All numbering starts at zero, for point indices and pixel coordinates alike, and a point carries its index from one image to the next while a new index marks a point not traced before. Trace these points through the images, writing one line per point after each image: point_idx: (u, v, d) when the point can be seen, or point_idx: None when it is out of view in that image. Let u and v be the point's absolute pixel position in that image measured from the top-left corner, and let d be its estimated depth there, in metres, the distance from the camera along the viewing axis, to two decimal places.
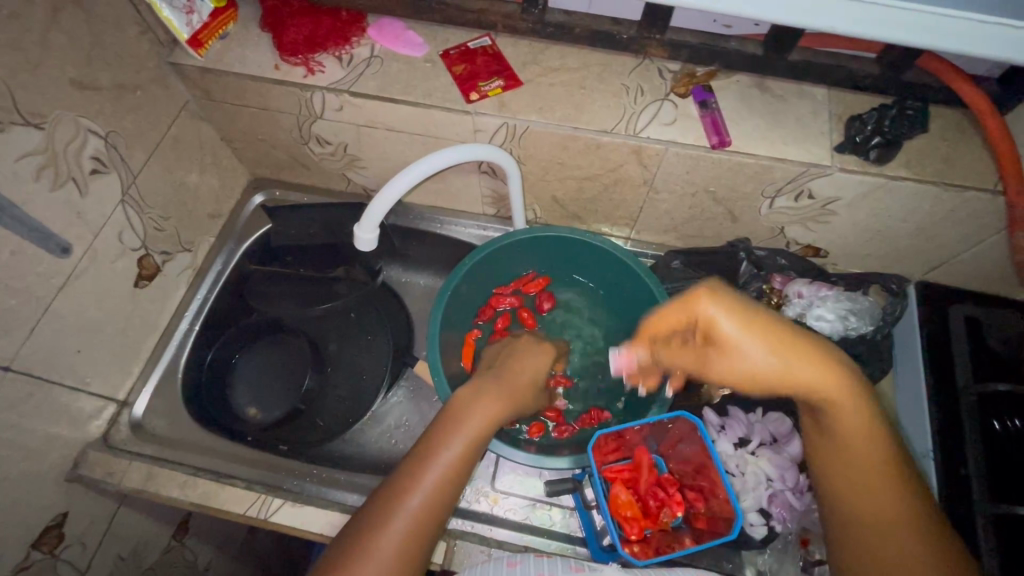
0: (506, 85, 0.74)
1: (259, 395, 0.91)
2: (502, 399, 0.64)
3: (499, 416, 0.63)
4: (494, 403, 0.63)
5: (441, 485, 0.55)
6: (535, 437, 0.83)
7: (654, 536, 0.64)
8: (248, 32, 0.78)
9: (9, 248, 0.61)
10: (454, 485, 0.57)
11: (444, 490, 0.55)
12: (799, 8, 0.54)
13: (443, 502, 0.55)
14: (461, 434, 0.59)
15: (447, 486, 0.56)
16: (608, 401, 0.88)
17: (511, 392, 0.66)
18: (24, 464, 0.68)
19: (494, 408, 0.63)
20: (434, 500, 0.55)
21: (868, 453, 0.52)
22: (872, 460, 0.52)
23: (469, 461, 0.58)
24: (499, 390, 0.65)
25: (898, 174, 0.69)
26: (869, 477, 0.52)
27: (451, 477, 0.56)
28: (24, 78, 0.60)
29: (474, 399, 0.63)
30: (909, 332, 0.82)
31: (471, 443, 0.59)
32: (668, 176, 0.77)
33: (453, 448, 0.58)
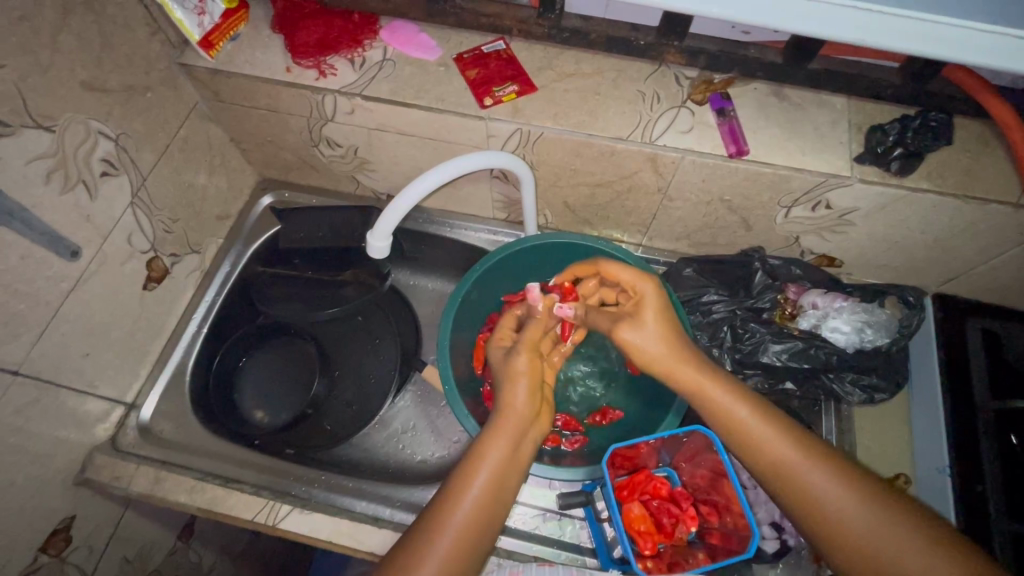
0: (520, 91, 0.73)
1: (267, 398, 0.91)
2: (506, 437, 0.59)
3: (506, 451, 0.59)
4: (506, 439, 0.59)
5: (460, 545, 0.52)
6: (550, 447, 0.81)
7: (666, 552, 0.65)
8: (259, 33, 0.77)
9: (18, 253, 0.61)
10: (479, 537, 0.54)
11: (469, 547, 0.53)
12: (825, 17, 0.52)
13: (469, 555, 0.53)
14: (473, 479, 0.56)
15: (468, 545, 0.53)
16: (621, 404, 0.87)
17: (518, 420, 0.61)
18: (31, 468, 0.67)
19: (503, 450, 0.58)
20: (458, 561, 0.52)
21: (788, 456, 0.54)
22: (798, 465, 0.54)
23: (488, 509, 0.55)
24: (499, 426, 0.60)
25: (919, 186, 0.67)
26: (807, 486, 0.53)
27: (473, 530, 0.53)
28: (34, 80, 0.59)
29: (478, 451, 0.58)
30: (926, 346, 0.81)
31: (484, 497, 0.55)
32: (683, 185, 0.76)
33: (462, 508, 0.54)
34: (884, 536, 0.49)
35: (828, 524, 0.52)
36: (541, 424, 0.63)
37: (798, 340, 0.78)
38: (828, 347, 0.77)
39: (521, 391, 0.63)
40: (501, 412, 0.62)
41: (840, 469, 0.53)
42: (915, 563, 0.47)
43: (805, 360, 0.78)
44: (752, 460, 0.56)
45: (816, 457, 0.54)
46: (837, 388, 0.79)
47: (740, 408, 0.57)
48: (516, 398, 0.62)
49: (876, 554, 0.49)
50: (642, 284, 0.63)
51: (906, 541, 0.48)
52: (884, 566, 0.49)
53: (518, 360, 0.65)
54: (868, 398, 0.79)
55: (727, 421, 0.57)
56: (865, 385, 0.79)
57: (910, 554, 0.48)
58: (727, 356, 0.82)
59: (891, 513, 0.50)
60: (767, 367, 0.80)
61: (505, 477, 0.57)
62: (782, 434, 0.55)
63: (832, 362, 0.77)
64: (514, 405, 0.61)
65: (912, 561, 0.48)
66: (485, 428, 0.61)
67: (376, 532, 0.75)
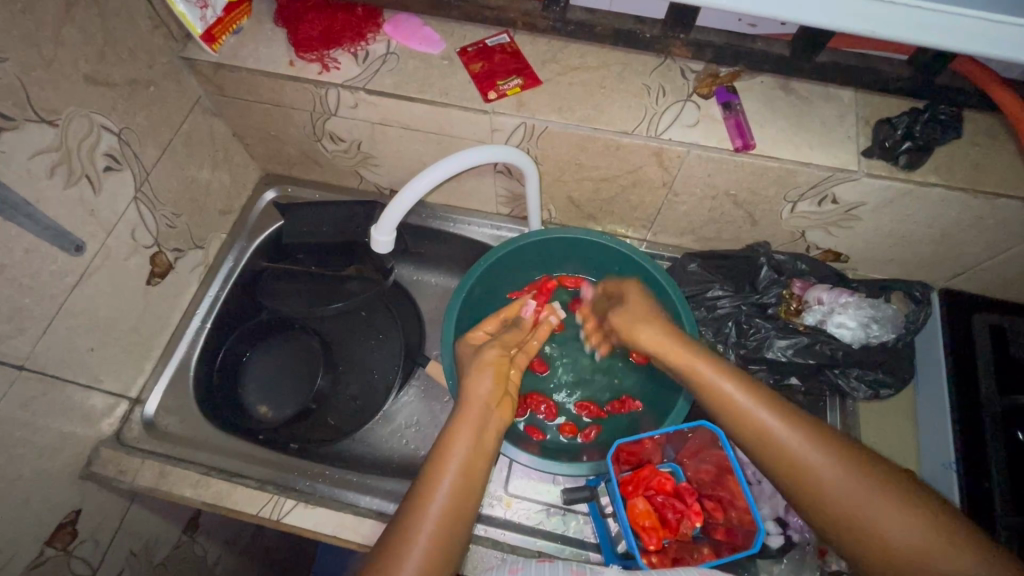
0: (525, 84, 0.72)
1: (272, 394, 0.90)
2: (469, 425, 0.61)
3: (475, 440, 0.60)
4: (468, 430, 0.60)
5: (439, 535, 0.53)
6: (568, 437, 0.84)
7: (671, 547, 0.64)
8: (261, 26, 0.77)
9: (22, 247, 0.61)
10: (457, 523, 0.54)
11: (446, 536, 0.53)
12: (832, 9, 0.52)
13: (448, 538, 0.53)
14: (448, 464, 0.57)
15: (446, 535, 0.53)
16: (636, 395, 0.86)
17: (480, 411, 0.63)
18: (37, 462, 0.68)
19: (468, 438, 0.60)
20: (439, 550, 0.52)
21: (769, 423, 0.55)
22: (777, 430, 0.55)
23: (463, 497, 0.56)
24: (466, 415, 0.62)
25: (927, 180, 0.67)
26: (786, 452, 0.54)
27: (453, 518, 0.54)
28: (37, 74, 0.59)
29: (443, 446, 0.59)
30: (931, 342, 0.80)
31: (457, 485, 0.56)
32: (688, 179, 0.75)
33: (437, 498, 0.55)
34: (864, 500, 0.50)
35: (810, 491, 0.53)
36: (505, 414, 0.65)
37: (803, 336, 0.78)
38: (834, 343, 0.77)
39: (486, 380, 0.66)
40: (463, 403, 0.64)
41: (824, 439, 0.54)
42: (889, 524, 0.49)
43: (811, 356, 0.77)
44: (735, 430, 0.58)
45: (801, 427, 0.55)
46: (843, 384, 0.79)
47: (725, 383, 0.58)
48: (479, 390, 0.65)
49: (855, 519, 0.51)
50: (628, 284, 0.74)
51: (881, 504, 0.50)
52: (863, 527, 0.50)
53: (488, 352, 0.69)
54: (874, 394, 0.79)
55: (706, 392, 0.60)
56: (871, 380, 0.78)
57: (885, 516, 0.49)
58: (731, 351, 0.81)
59: (867, 477, 0.51)
60: (772, 362, 0.79)
61: (474, 466, 0.58)
62: (764, 405, 0.56)
63: (837, 357, 0.77)
64: (477, 396, 0.64)
65: (886, 525, 0.49)
66: (449, 422, 0.62)
67: (380, 526, 0.75)
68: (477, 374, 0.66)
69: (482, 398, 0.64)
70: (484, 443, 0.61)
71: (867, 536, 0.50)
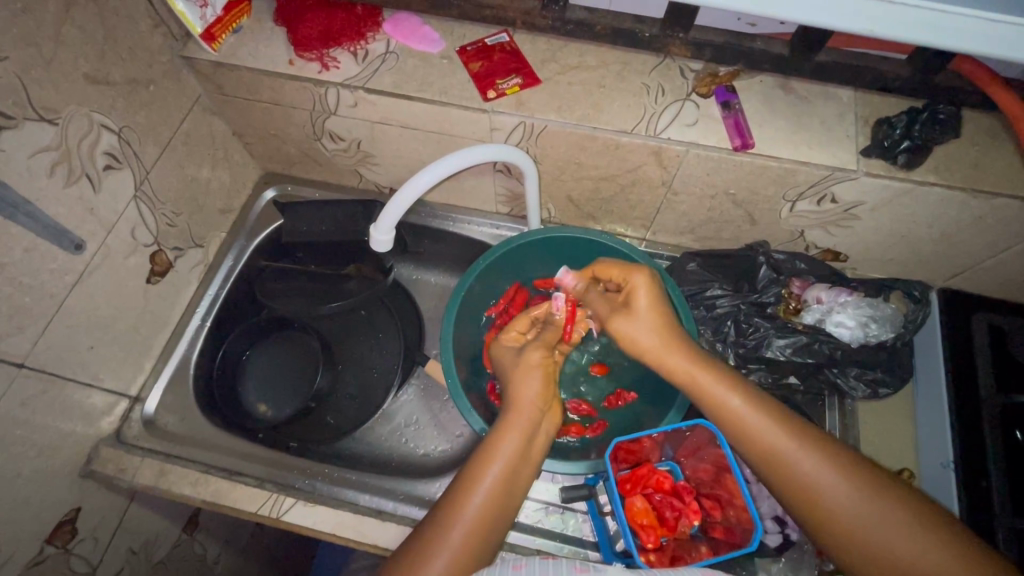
0: (524, 83, 0.72)
1: (270, 393, 0.89)
2: (519, 428, 0.61)
3: (523, 445, 0.60)
4: (512, 441, 0.60)
5: (470, 540, 0.54)
6: (574, 438, 0.83)
7: (669, 545, 0.65)
8: (261, 26, 0.77)
9: (22, 246, 0.61)
10: (491, 529, 0.55)
11: (480, 539, 0.54)
12: (830, 9, 0.52)
13: (483, 536, 0.54)
14: (492, 462, 0.58)
15: (477, 541, 0.54)
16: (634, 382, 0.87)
17: (532, 416, 0.62)
18: (38, 461, 0.68)
19: (516, 446, 0.59)
20: (470, 555, 0.53)
21: (749, 419, 0.56)
22: (749, 417, 0.56)
23: (500, 503, 0.56)
24: (512, 423, 0.61)
25: (926, 180, 0.67)
26: (763, 440, 0.55)
27: (485, 524, 0.55)
28: (37, 73, 0.59)
29: (489, 449, 0.59)
30: (930, 341, 0.80)
31: (497, 491, 0.56)
32: (687, 179, 0.75)
33: (476, 500, 0.55)
34: (830, 483, 0.52)
35: (784, 474, 0.54)
36: (553, 420, 0.65)
37: (802, 335, 0.78)
38: (833, 343, 0.77)
39: (534, 382, 0.65)
40: (513, 406, 0.63)
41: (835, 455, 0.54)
42: (847, 506, 0.51)
43: (809, 355, 0.78)
44: (723, 424, 0.58)
45: (811, 445, 0.54)
46: (842, 383, 0.78)
47: (738, 400, 0.57)
48: (528, 393, 0.64)
49: (851, 524, 0.51)
50: (634, 275, 0.65)
51: (844, 487, 0.52)
52: (822, 504, 0.52)
53: (532, 354, 0.67)
54: (873, 393, 0.79)
55: (716, 407, 0.58)
56: (870, 380, 0.78)
57: (845, 497, 0.51)
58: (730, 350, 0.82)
59: (833, 465, 0.53)
60: (771, 360, 0.80)
61: (517, 474, 0.58)
62: (776, 419, 0.56)
63: (836, 356, 0.77)
64: (524, 398, 0.63)
65: (844, 507, 0.51)
66: (496, 424, 0.62)
67: (381, 525, 0.76)
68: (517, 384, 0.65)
69: (532, 401, 0.63)
70: (529, 450, 0.61)
71: (822, 511, 0.52)
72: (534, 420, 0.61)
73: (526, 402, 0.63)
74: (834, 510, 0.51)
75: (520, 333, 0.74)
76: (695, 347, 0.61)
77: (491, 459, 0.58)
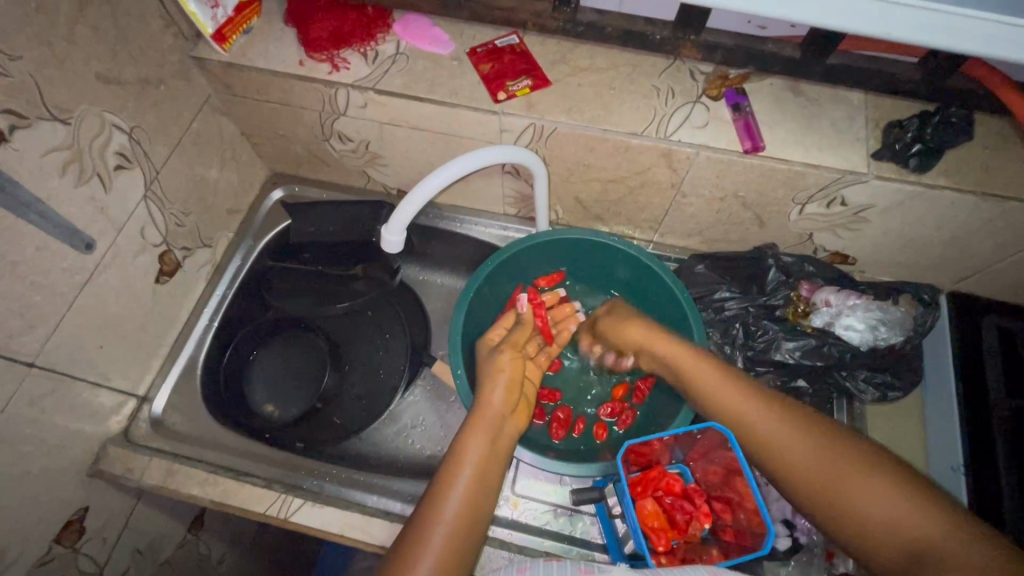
0: (535, 85, 0.72)
1: (278, 393, 0.90)
2: (485, 426, 0.62)
3: (490, 445, 0.61)
4: (480, 441, 0.61)
5: (453, 538, 0.53)
6: (603, 440, 0.85)
7: (680, 547, 0.64)
8: (271, 26, 0.77)
9: (34, 245, 0.61)
10: (473, 526, 0.55)
11: (463, 539, 0.54)
12: (843, 11, 0.52)
13: (467, 538, 0.54)
14: (464, 463, 0.58)
15: (460, 541, 0.53)
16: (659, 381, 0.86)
17: (494, 413, 0.64)
18: (46, 459, 0.68)
19: (482, 445, 0.60)
20: (455, 554, 0.52)
21: (706, 380, 0.63)
22: (707, 383, 0.63)
23: (476, 501, 0.56)
24: (478, 423, 0.63)
25: (937, 183, 0.67)
26: (721, 400, 0.61)
27: (465, 526, 0.54)
28: (51, 72, 0.59)
29: (457, 452, 0.60)
30: (939, 344, 0.80)
31: (471, 490, 0.56)
32: (697, 181, 0.75)
33: (451, 501, 0.55)
34: (779, 430, 0.56)
35: (741, 425, 0.60)
36: (518, 422, 0.67)
37: (811, 338, 0.78)
38: (842, 345, 0.77)
39: (499, 391, 0.66)
40: (476, 411, 0.64)
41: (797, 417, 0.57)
42: (795, 448, 0.55)
43: (819, 357, 0.78)
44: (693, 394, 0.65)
45: (763, 401, 0.59)
46: (851, 386, 0.78)
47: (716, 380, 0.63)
48: (492, 401, 0.65)
49: (800, 466, 0.54)
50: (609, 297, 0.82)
51: (792, 432, 0.56)
52: (774, 449, 0.56)
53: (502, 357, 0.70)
54: (882, 396, 0.79)
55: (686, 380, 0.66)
56: (879, 383, 0.78)
57: (793, 443, 0.55)
58: (739, 352, 0.82)
59: (777, 415, 0.58)
60: (781, 364, 0.80)
61: (490, 470, 0.59)
62: (730, 382, 0.62)
63: (845, 358, 0.77)
64: (491, 404, 0.65)
65: (792, 451, 0.55)
66: (463, 426, 0.63)
67: (387, 526, 0.75)
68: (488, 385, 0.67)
69: (495, 408, 0.64)
70: (496, 448, 0.62)
71: (775, 455, 0.56)
72: (499, 415, 0.63)
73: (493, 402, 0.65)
74: (784, 453, 0.56)
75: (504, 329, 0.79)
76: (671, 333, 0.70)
77: (463, 459, 0.59)
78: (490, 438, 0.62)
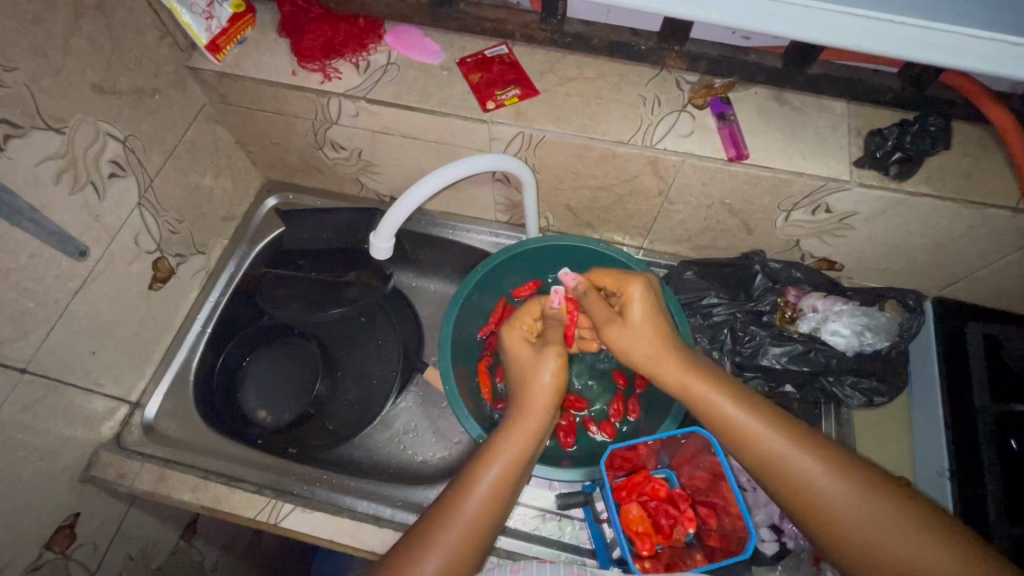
0: (523, 94, 0.74)
1: (269, 397, 0.92)
2: (528, 434, 0.60)
3: (528, 450, 0.59)
4: (518, 446, 0.58)
5: (469, 534, 0.53)
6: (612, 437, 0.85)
7: (664, 552, 0.65)
8: (265, 37, 0.78)
9: (27, 252, 0.62)
10: (487, 529, 0.54)
11: (474, 540, 0.53)
12: (820, 23, 0.53)
13: (479, 539, 0.54)
14: (494, 458, 0.57)
15: (472, 540, 0.53)
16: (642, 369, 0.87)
17: (535, 421, 0.61)
18: (38, 465, 0.69)
19: (521, 445, 0.58)
20: (464, 553, 0.52)
21: (736, 416, 0.56)
22: (741, 420, 0.56)
23: (497, 506, 0.55)
24: (526, 424, 0.60)
25: (918, 190, 0.68)
26: (763, 444, 0.55)
27: (479, 525, 0.54)
28: (46, 83, 0.60)
29: (490, 448, 0.58)
30: (924, 352, 0.81)
31: (495, 490, 0.55)
32: (683, 188, 0.76)
33: (470, 501, 0.54)
34: (828, 485, 0.52)
35: (782, 472, 0.54)
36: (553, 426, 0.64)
37: (798, 342, 0.79)
38: (828, 351, 0.78)
39: (545, 392, 0.62)
40: (522, 413, 0.61)
41: (829, 453, 0.54)
42: (843, 504, 0.51)
43: (805, 363, 0.78)
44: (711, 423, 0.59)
45: (808, 448, 0.54)
46: (837, 391, 0.79)
47: (737, 407, 0.57)
48: (541, 403, 0.62)
49: (851, 526, 0.50)
50: (631, 286, 0.64)
51: (843, 488, 0.51)
52: (820, 504, 0.52)
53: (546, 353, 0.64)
54: (868, 401, 0.79)
55: (711, 415, 0.58)
56: (865, 388, 0.79)
57: (843, 499, 0.51)
58: (727, 358, 0.83)
59: (825, 469, 0.52)
60: (767, 369, 0.80)
61: (513, 473, 0.57)
62: (768, 423, 0.55)
63: (831, 364, 0.78)
64: (537, 407, 0.62)
65: (841, 507, 0.51)
66: (505, 425, 0.61)
67: (378, 532, 0.76)
68: (533, 380, 0.63)
69: (541, 411, 0.61)
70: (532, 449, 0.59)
71: (817, 510, 0.52)
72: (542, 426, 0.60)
73: (537, 406, 0.62)
74: (831, 509, 0.51)
75: (527, 332, 0.70)
76: (693, 356, 0.62)
77: (494, 456, 0.57)
78: (529, 445, 0.59)
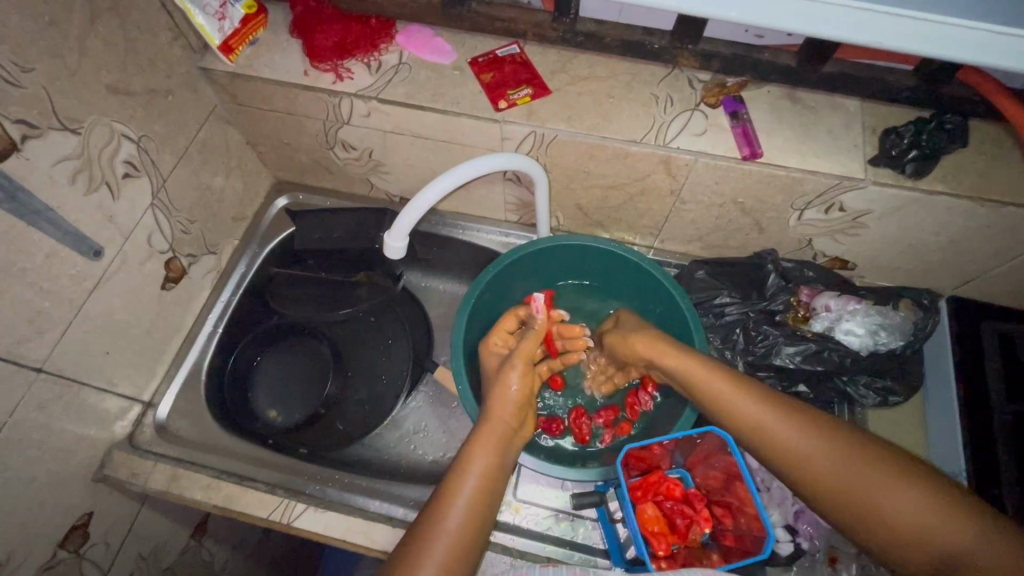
0: (535, 94, 0.74)
1: (280, 397, 0.92)
2: (496, 439, 0.62)
3: (497, 455, 0.61)
4: (485, 453, 0.61)
5: (459, 544, 0.53)
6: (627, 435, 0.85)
7: (680, 552, 0.65)
8: (277, 38, 0.79)
9: (43, 252, 0.62)
10: (476, 538, 0.54)
11: (465, 547, 0.53)
12: (837, 20, 0.53)
13: (471, 545, 0.54)
14: (473, 467, 0.59)
15: (463, 547, 0.53)
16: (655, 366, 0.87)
17: (502, 428, 0.64)
18: (52, 464, 0.69)
19: (491, 453, 0.61)
20: (457, 560, 0.52)
21: (721, 389, 0.59)
22: (727, 393, 0.59)
23: (481, 511, 0.56)
24: (484, 435, 0.62)
25: (934, 189, 0.67)
26: (742, 411, 0.57)
27: (467, 534, 0.54)
28: (62, 83, 0.61)
29: (466, 458, 0.60)
30: (939, 351, 0.81)
31: (479, 496, 0.56)
32: (695, 187, 0.76)
33: (455, 512, 0.55)
34: (808, 445, 0.54)
35: (764, 437, 0.56)
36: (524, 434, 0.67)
37: (811, 342, 0.78)
38: (842, 350, 0.77)
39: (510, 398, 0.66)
40: (483, 424, 0.64)
41: (807, 417, 0.56)
42: (825, 462, 0.52)
43: (819, 362, 0.78)
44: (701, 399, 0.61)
45: (785, 411, 0.56)
46: (852, 391, 0.79)
47: (720, 381, 0.60)
48: (501, 409, 0.65)
49: (838, 484, 0.52)
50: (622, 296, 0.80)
51: (823, 447, 0.53)
52: (805, 465, 0.53)
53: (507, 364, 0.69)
54: (883, 400, 0.80)
55: (699, 388, 0.61)
56: (880, 388, 0.79)
57: (824, 458, 0.53)
58: (739, 358, 0.83)
59: (805, 431, 0.54)
60: (781, 368, 0.80)
61: (494, 480, 0.59)
62: (747, 392, 0.58)
63: (845, 364, 0.77)
64: (499, 414, 0.65)
65: (825, 466, 0.52)
66: (472, 435, 0.63)
67: (388, 531, 0.75)
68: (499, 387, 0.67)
69: (505, 418, 0.65)
70: (503, 458, 0.61)
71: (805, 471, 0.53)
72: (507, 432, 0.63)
73: (504, 412, 0.65)
74: (816, 470, 0.53)
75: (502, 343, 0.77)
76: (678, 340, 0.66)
77: (472, 464, 0.59)
78: (497, 450, 0.61)
